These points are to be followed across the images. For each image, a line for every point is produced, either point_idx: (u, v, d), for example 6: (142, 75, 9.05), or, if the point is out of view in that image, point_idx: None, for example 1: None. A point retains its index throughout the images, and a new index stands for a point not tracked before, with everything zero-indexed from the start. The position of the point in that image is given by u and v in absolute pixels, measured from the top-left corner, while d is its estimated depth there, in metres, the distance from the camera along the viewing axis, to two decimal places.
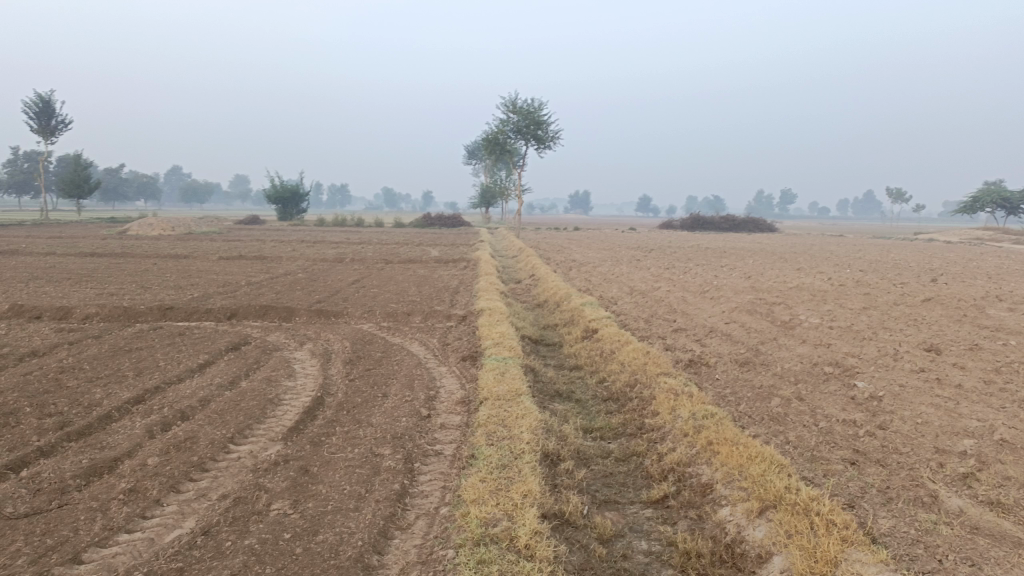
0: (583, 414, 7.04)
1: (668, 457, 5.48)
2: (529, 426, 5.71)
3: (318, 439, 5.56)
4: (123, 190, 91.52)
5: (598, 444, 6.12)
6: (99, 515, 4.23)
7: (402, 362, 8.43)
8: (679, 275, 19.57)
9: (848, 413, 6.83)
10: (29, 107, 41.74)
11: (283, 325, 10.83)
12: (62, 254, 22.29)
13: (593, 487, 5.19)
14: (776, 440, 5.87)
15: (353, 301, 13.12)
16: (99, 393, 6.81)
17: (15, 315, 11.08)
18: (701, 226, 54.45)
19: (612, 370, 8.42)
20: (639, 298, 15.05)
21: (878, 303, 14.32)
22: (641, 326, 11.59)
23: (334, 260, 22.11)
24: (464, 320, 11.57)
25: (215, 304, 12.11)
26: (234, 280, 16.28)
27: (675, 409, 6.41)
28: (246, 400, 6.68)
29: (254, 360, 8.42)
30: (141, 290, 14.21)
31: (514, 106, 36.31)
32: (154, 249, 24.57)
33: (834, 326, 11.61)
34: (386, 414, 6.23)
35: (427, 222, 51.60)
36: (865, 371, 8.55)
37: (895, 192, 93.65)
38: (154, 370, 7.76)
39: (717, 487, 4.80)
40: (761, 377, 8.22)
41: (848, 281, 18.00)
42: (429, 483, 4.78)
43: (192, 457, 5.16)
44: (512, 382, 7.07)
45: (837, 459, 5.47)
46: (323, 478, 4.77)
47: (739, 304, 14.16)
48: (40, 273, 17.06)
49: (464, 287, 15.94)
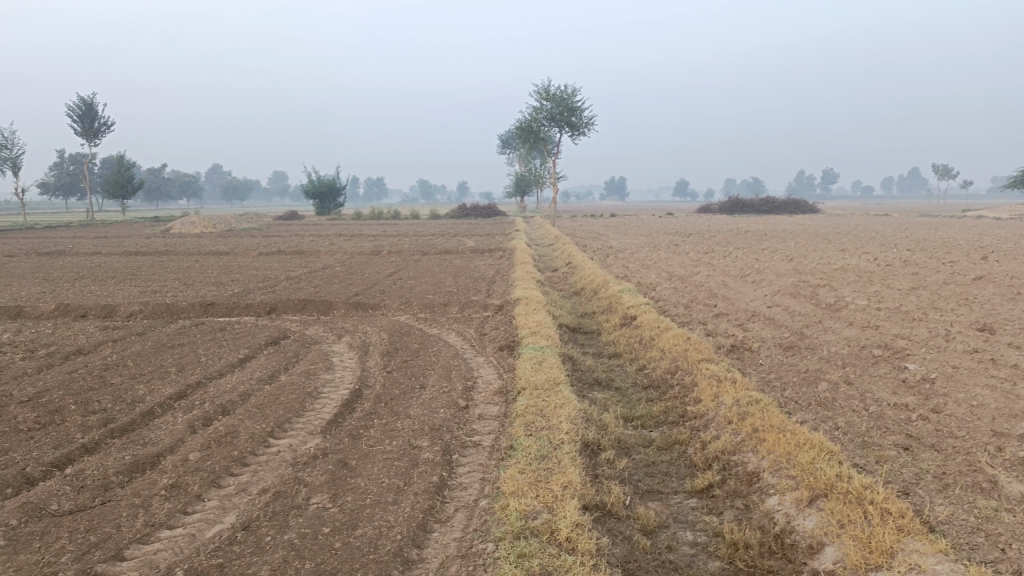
0: (623, 402, 6.92)
1: (712, 446, 5.34)
2: (568, 415, 5.61)
3: (356, 431, 5.54)
4: (166, 189, 93.41)
5: (639, 433, 6.00)
6: (141, 511, 4.25)
7: (439, 353, 8.40)
8: (719, 259, 19.25)
9: (899, 397, 6.59)
10: (74, 110, 42.73)
11: (321, 319, 10.89)
12: (107, 253, 22.79)
13: (635, 477, 5.08)
14: (824, 426, 5.68)
15: (390, 293, 13.15)
16: (142, 389, 6.90)
17: (62, 314, 11.33)
18: (741, 209, 53.54)
19: (652, 357, 8.27)
20: (678, 284, 14.81)
21: (927, 283, 13.88)
22: (681, 312, 11.39)
23: (371, 253, 22.22)
24: (501, 310, 11.51)
25: (255, 299, 12.23)
26: (273, 275, 16.44)
27: (719, 395, 6.25)
28: (285, 394, 6.70)
29: (293, 354, 8.46)
30: (183, 287, 14.43)
31: (548, 93, 36.02)
32: (196, 246, 24.99)
33: (881, 308, 11.27)
34: (424, 406, 6.18)
35: (463, 212, 51.65)
36: (916, 353, 8.26)
37: (941, 168, 90.98)
38: (195, 365, 7.85)
39: (765, 475, 4.65)
40: (807, 361, 8.00)
41: (895, 261, 17.50)
42: (468, 475, 4.72)
43: (232, 452, 5.18)
44: (550, 371, 6.98)
45: (889, 445, 5.27)
46: (361, 471, 4.73)
47: (782, 287, 13.85)
48: (87, 272, 17.45)
49: (501, 277, 15.88)
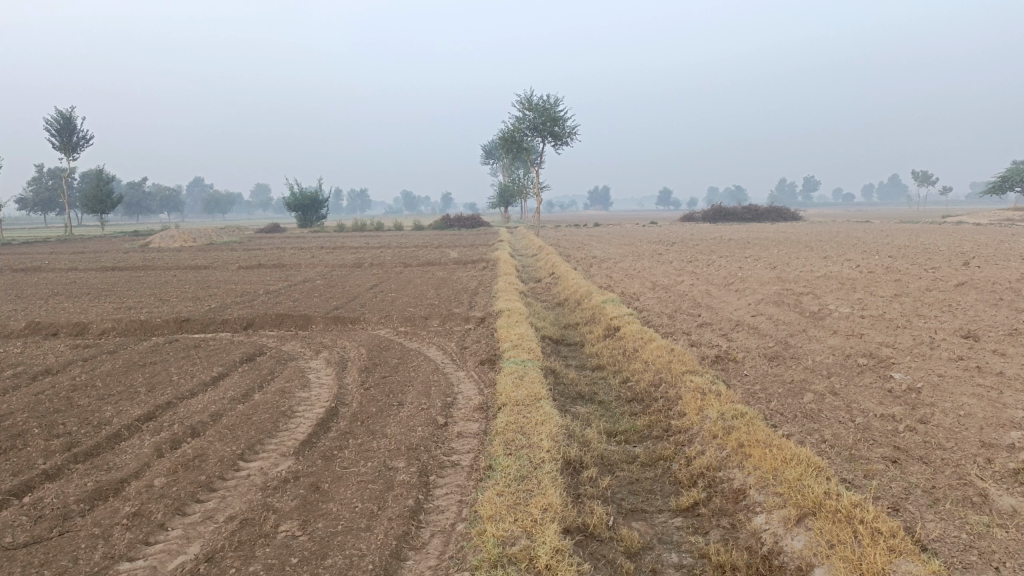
0: (607, 416, 6.78)
1: (697, 462, 5.19)
2: (549, 432, 5.46)
3: (330, 453, 5.35)
4: (146, 203, 92.58)
5: (622, 449, 5.85)
6: (100, 542, 4.04)
7: (419, 368, 8.22)
8: (703, 268, 19.21)
9: (886, 407, 6.48)
10: (51, 124, 42.22)
11: (299, 334, 10.68)
12: (83, 269, 22.43)
13: (618, 496, 4.92)
14: (810, 439, 5.56)
15: (370, 307, 12.96)
16: (110, 410, 6.68)
17: (32, 333, 11.04)
18: (724, 217, 53.73)
19: (635, 369, 8.15)
20: (662, 293, 14.72)
21: (910, 289, 13.87)
22: (665, 322, 11.28)
23: (353, 265, 21.99)
24: (483, 322, 11.35)
25: (232, 314, 11.99)
26: (253, 289, 16.20)
27: (703, 409, 6.12)
28: (258, 413, 6.50)
29: (268, 371, 8.25)
30: (159, 303, 14.16)
31: (530, 104, 36.02)
32: (175, 261, 24.66)
33: (865, 315, 11.21)
34: (401, 424, 6.00)
35: (447, 223, 51.53)
36: (901, 361, 8.18)
37: (920, 175, 92.00)
38: (166, 385, 7.62)
39: (751, 493, 4.51)
40: (791, 372, 7.90)
41: (877, 267, 17.52)
42: (445, 497, 4.54)
43: (200, 476, 4.97)
44: (531, 386, 6.82)
45: (877, 458, 5.15)
46: (334, 495, 4.54)
47: (765, 295, 13.79)
48: (62, 289, 17.11)
49: (483, 288, 15.73)
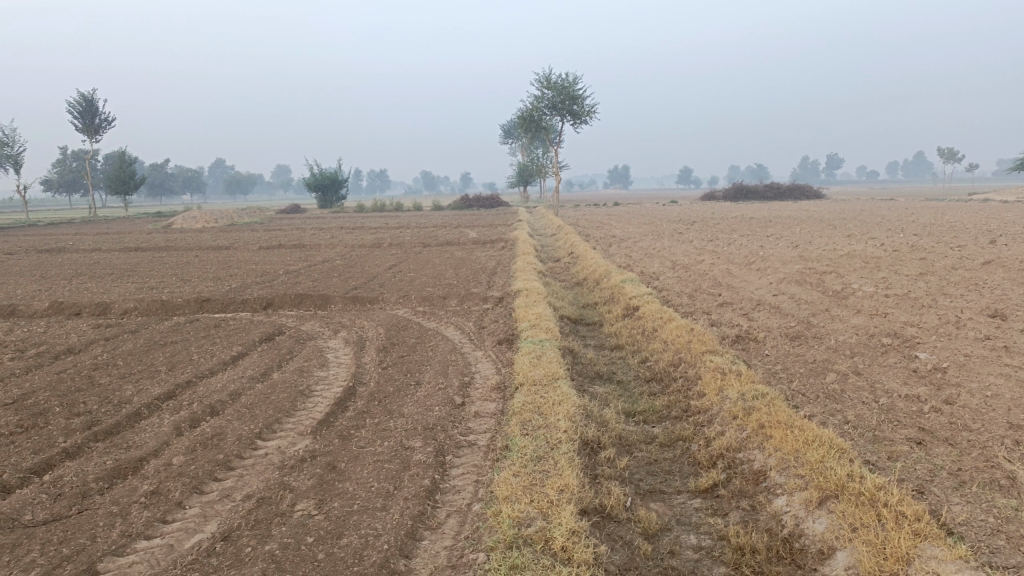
0: (625, 396, 6.72)
1: (716, 443, 5.12)
2: (567, 412, 5.41)
3: (347, 432, 5.34)
4: (169, 185, 93.27)
5: (641, 429, 5.80)
6: (119, 520, 4.06)
7: (437, 348, 8.20)
8: (723, 247, 19.02)
9: (910, 387, 6.36)
10: (74, 107, 42.53)
11: (318, 313, 10.70)
12: (106, 249, 22.64)
13: (636, 476, 4.87)
14: (833, 420, 5.46)
15: (388, 286, 12.95)
16: (130, 389, 6.73)
17: (56, 313, 11.16)
18: (745, 196, 53.12)
19: (654, 349, 8.07)
20: (682, 272, 14.58)
21: (936, 268, 13.62)
22: (685, 302, 11.16)
23: (372, 245, 22.02)
24: (501, 302, 11.31)
25: (251, 294, 12.04)
26: (272, 269, 16.27)
27: (723, 389, 6.04)
28: (276, 392, 6.51)
29: (287, 350, 8.27)
30: (180, 283, 14.25)
31: (549, 82, 35.68)
32: (196, 242, 24.83)
33: (889, 295, 11.02)
34: (418, 404, 5.98)
35: (466, 204, 51.45)
36: (926, 341, 8.03)
37: (947, 151, 90.32)
38: (186, 364, 7.66)
39: (772, 474, 4.43)
40: (814, 351, 7.78)
41: (902, 246, 17.23)
42: (461, 477, 4.52)
43: (217, 455, 4.99)
44: (549, 366, 6.77)
45: (901, 439, 5.05)
46: (350, 475, 4.53)
47: (787, 274, 13.60)
48: (85, 269, 17.30)
49: (502, 268, 15.68)
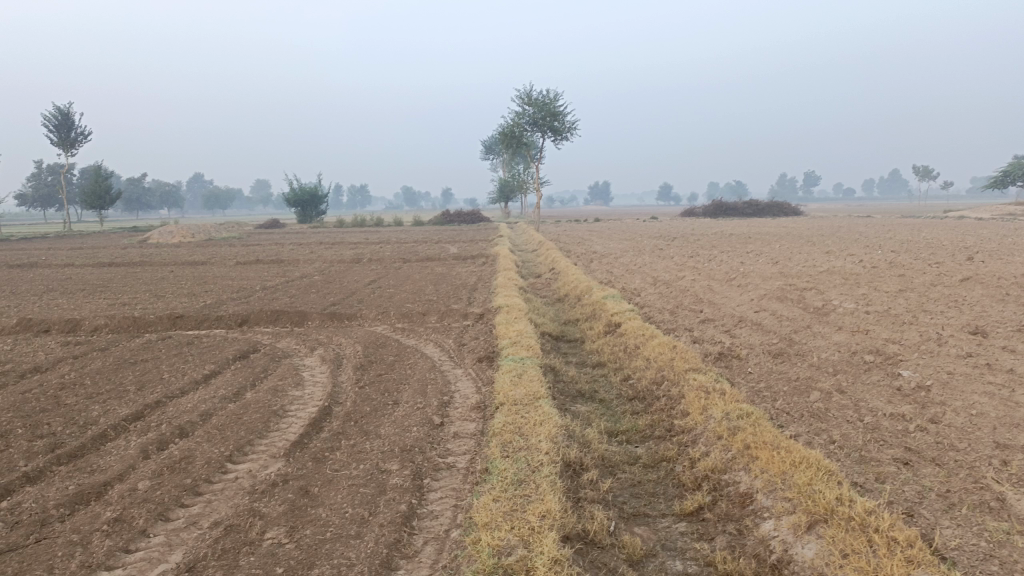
0: (608, 415, 6.60)
1: (701, 464, 5.01)
2: (549, 433, 5.27)
3: (322, 455, 5.16)
4: (146, 199, 92.29)
5: (624, 449, 5.67)
6: (79, 549, 3.86)
7: (416, 366, 8.04)
8: (704, 263, 19.02)
9: (895, 406, 6.29)
10: (48, 120, 41.98)
11: (295, 330, 10.50)
12: (79, 265, 22.23)
13: (620, 499, 4.74)
14: (818, 440, 5.37)
15: (367, 303, 12.77)
16: (97, 410, 6.50)
17: (24, 330, 10.85)
18: (724, 212, 53.48)
19: (637, 366, 7.96)
20: (663, 289, 14.54)
21: (914, 284, 13.68)
22: (667, 318, 11.09)
23: (352, 261, 21.78)
24: (482, 318, 11.17)
25: (226, 311, 11.80)
26: (249, 285, 16.01)
27: (707, 408, 5.93)
28: (249, 413, 6.31)
29: (262, 369, 8.07)
30: (155, 299, 13.97)
31: (530, 98, 35.76)
32: (172, 257, 24.46)
33: (870, 311, 11.02)
34: (396, 424, 5.82)
35: (447, 219, 51.34)
36: (909, 358, 7.99)
37: (921, 169, 91.72)
38: (157, 383, 7.43)
39: (759, 496, 4.32)
40: (797, 369, 7.72)
41: (880, 262, 17.32)
42: (439, 502, 4.36)
43: (185, 480, 4.79)
44: (530, 384, 6.63)
45: (888, 460, 4.97)
46: (323, 500, 4.36)
47: (768, 291, 13.59)
48: (56, 285, 16.92)
49: (483, 284, 15.54)
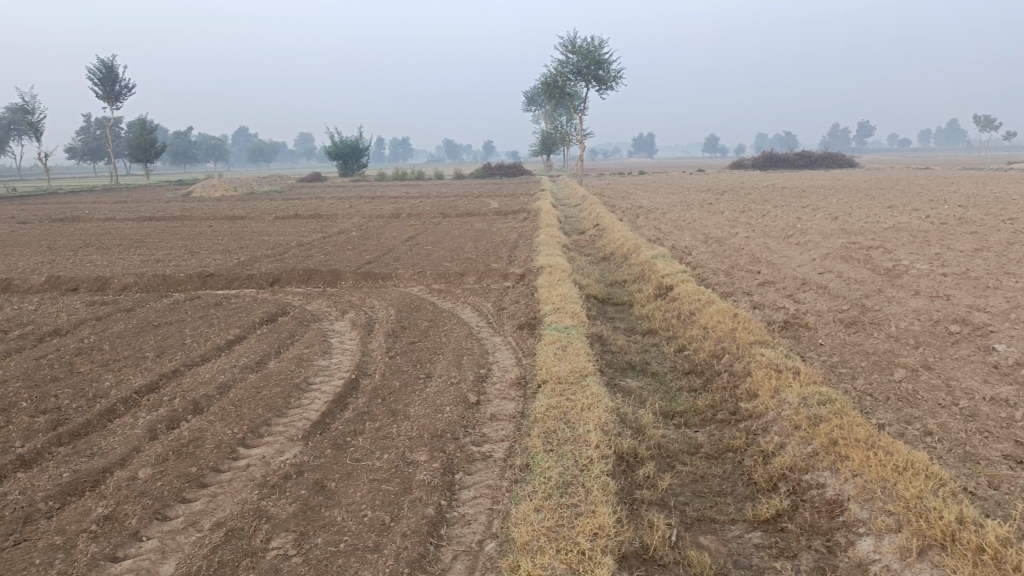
0: (662, 394, 5.94)
1: (777, 459, 4.32)
2: (599, 420, 4.62)
3: (343, 440, 4.59)
4: (193, 152, 93.09)
5: (683, 436, 5.01)
6: (60, 556, 3.35)
7: (451, 333, 7.42)
8: (757, 218, 18.02)
9: (993, 387, 5.49)
10: (93, 73, 41.98)
11: (326, 291, 9.98)
12: (120, 219, 22.10)
13: (681, 500, 4.08)
14: (911, 432, 4.63)
15: (404, 261, 12.20)
16: (110, 380, 6.05)
17: (52, 288, 10.54)
18: (775, 164, 51.54)
19: (693, 336, 7.23)
20: (716, 247, 13.66)
21: (991, 243, 12.56)
22: (722, 281, 10.27)
23: (391, 216, 21.22)
24: (523, 280, 10.50)
25: (258, 269, 11.33)
26: (284, 241, 15.55)
27: (779, 390, 5.20)
28: (268, 386, 5.78)
29: (288, 334, 7.54)
30: (188, 256, 13.61)
31: (574, 46, 34.38)
32: (212, 211, 24.22)
33: (947, 273, 10.04)
34: (427, 403, 5.24)
35: (488, 172, 50.54)
36: (1000, 329, 7.10)
37: (983, 119, 87.20)
38: (176, 349, 6.97)
39: (851, 507, 3.62)
40: (874, 341, 6.93)
41: (950, 218, 16.10)
42: (472, 504, 3.77)
43: (190, 468, 4.28)
44: (576, 360, 5.95)
45: (997, 458, 4.22)
46: (339, 499, 3.79)
47: (831, 249, 12.61)
48: (94, 240, 16.71)
49: (524, 241, 14.84)
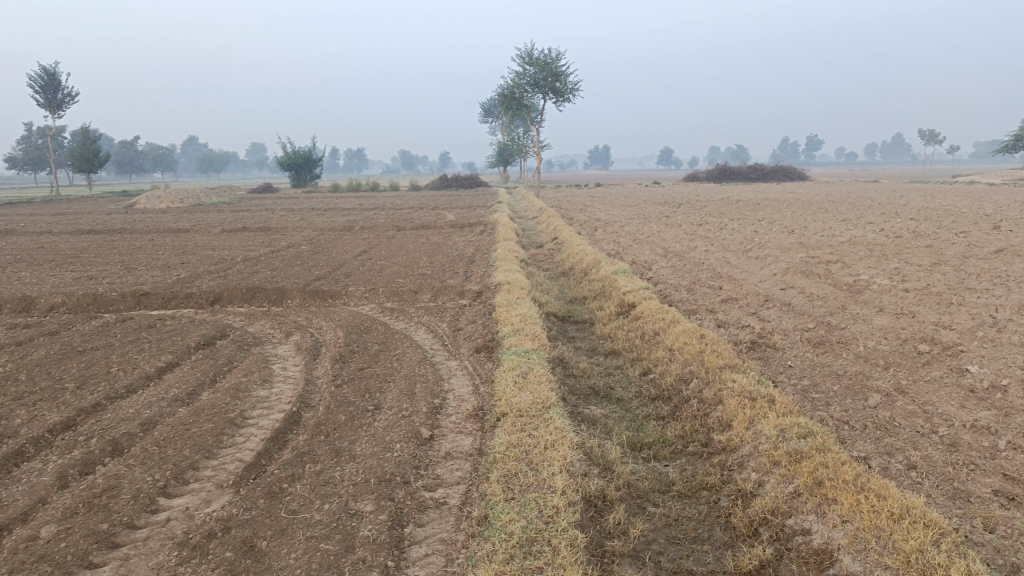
0: (628, 422, 5.58)
1: (756, 502, 3.98)
2: (563, 460, 4.24)
3: (280, 486, 4.11)
4: (140, 162, 90.65)
5: (653, 471, 4.64)
6: None
7: (404, 358, 6.96)
8: (716, 232, 17.95)
9: (971, 412, 5.24)
10: (34, 81, 40.40)
11: (271, 311, 9.43)
12: (57, 232, 21.04)
13: (656, 549, 3.70)
14: (894, 467, 4.34)
15: (356, 278, 11.68)
16: (22, 416, 5.44)
17: None
18: (728, 177, 52.17)
19: (658, 358, 6.91)
20: (676, 262, 13.46)
21: (946, 257, 12.58)
22: (685, 298, 10.00)
23: (343, 229, 20.59)
24: (480, 298, 10.09)
25: (199, 287, 10.68)
26: (230, 256, 14.86)
27: (753, 421, 4.88)
28: (199, 422, 5.24)
29: (226, 360, 6.98)
30: (125, 272, 12.88)
31: (530, 58, 34.20)
32: (155, 224, 23.27)
33: (909, 289, 9.93)
34: (375, 440, 4.78)
35: (444, 184, 50.06)
36: (968, 347, 6.92)
37: (926, 134, 89.87)
38: (101, 379, 6.38)
39: (842, 558, 3.29)
40: (843, 362, 6.69)
41: (904, 232, 16.19)
42: (423, 564, 3.33)
43: (103, 524, 3.74)
44: (537, 388, 5.56)
45: (988, 495, 3.93)
46: (271, 562, 3.31)
47: (791, 264, 12.49)
48: (26, 255, 15.77)
49: (481, 256, 14.44)
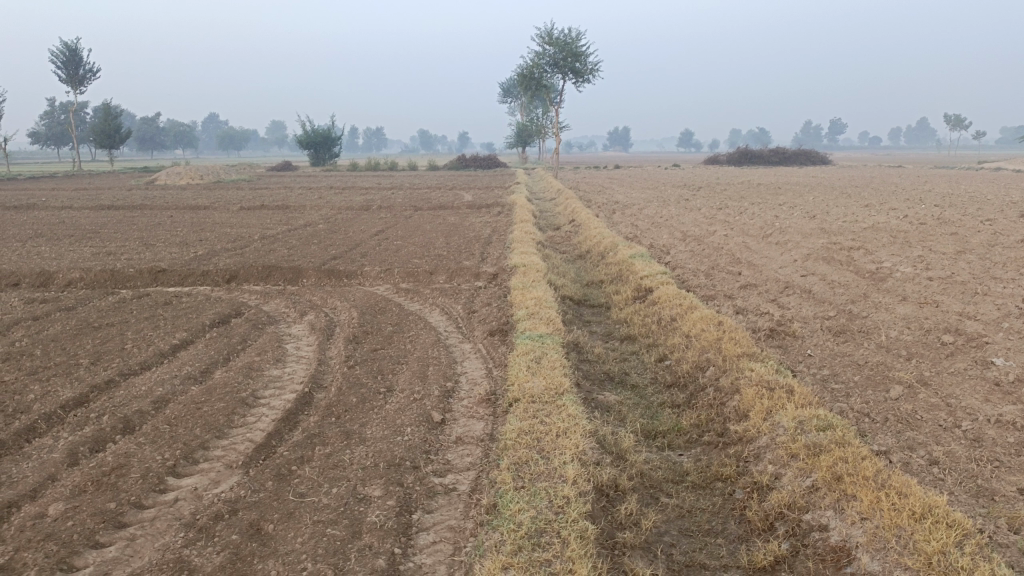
0: (642, 409, 5.49)
1: (772, 495, 3.89)
2: (576, 448, 4.17)
3: (289, 469, 4.07)
4: (161, 138, 91.06)
5: (667, 460, 4.56)
6: None
7: (417, 340, 6.90)
8: (736, 216, 17.71)
9: (996, 406, 5.10)
10: (56, 56, 40.56)
11: (286, 290, 9.41)
12: (77, 207, 21.15)
13: (668, 541, 3.62)
14: (916, 462, 4.23)
15: (371, 257, 11.63)
16: (35, 392, 5.45)
17: None
18: (749, 160, 51.57)
19: (675, 344, 6.80)
20: (694, 246, 13.29)
21: (972, 245, 12.32)
22: (703, 283, 9.86)
23: (361, 208, 20.54)
24: (495, 280, 10.01)
25: (215, 264, 10.68)
26: (247, 234, 14.87)
27: (771, 412, 4.77)
28: (211, 401, 5.22)
29: (239, 339, 6.96)
30: (143, 248, 12.93)
31: (550, 38, 33.81)
32: (174, 200, 23.37)
33: (933, 277, 9.72)
34: (386, 423, 4.73)
35: (462, 164, 49.86)
36: (994, 339, 6.75)
37: (954, 119, 88.21)
38: (115, 356, 6.38)
39: (860, 556, 3.20)
40: (864, 352, 6.55)
41: (929, 219, 15.87)
42: (430, 552, 3.28)
43: (111, 503, 3.72)
44: (550, 374, 5.48)
45: (1013, 493, 3.82)
46: (276, 547, 3.27)
47: (812, 250, 12.28)
48: (46, 230, 15.88)
49: (498, 237, 14.35)
